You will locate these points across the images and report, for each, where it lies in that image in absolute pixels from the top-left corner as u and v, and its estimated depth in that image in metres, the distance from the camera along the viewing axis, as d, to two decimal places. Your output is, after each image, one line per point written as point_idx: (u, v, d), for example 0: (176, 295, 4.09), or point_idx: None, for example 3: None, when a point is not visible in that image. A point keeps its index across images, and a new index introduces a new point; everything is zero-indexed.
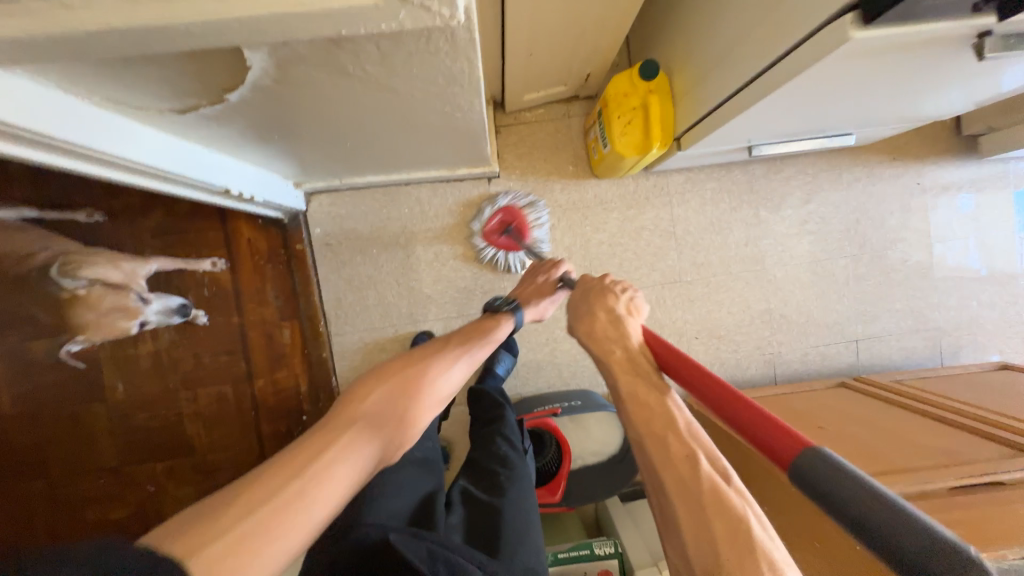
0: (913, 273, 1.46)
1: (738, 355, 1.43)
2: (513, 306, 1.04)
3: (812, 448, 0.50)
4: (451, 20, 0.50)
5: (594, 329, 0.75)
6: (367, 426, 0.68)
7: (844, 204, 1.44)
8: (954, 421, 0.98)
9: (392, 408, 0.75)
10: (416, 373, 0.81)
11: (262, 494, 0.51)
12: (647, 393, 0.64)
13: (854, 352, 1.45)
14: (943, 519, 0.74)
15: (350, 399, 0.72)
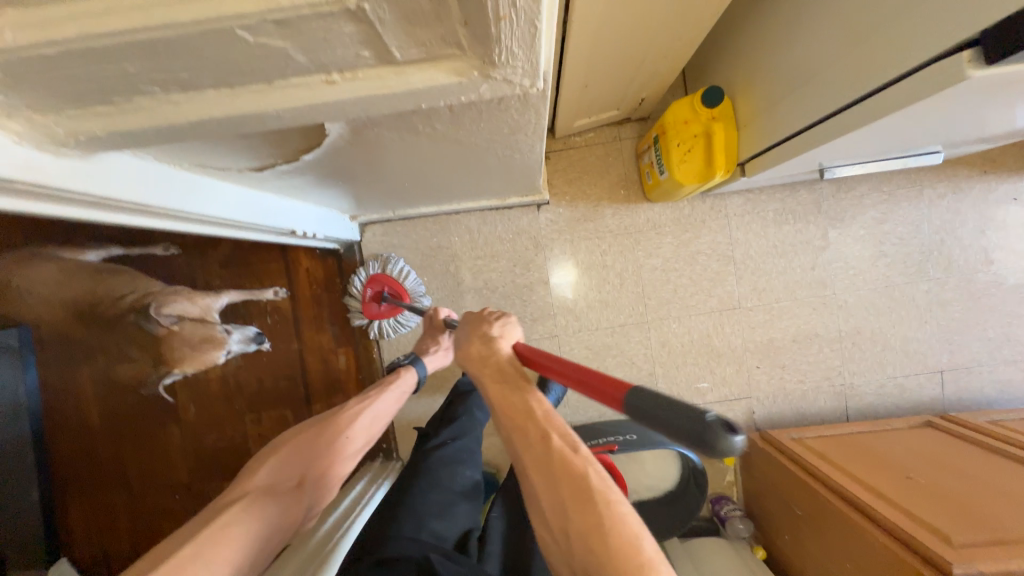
0: (1009, 298, 1.32)
1: (804, 386, 1.34)
2: (411, 358, 1.09)
3: (632, 394, 0.51)
4: (530, 89, 0.49)
5: (485, 340, 0.65)
6: (261, 498, 0.75)
7: (925, 223, 1.32)
8: None
9: (300, 475, 0.83)
10: (314, 441, 0.87)
11: (168, 553, 0.62)
12: (516, 403, 0.57)
13: (939, 383, 1.33)
14: None
15: (246, 472, 0.80)
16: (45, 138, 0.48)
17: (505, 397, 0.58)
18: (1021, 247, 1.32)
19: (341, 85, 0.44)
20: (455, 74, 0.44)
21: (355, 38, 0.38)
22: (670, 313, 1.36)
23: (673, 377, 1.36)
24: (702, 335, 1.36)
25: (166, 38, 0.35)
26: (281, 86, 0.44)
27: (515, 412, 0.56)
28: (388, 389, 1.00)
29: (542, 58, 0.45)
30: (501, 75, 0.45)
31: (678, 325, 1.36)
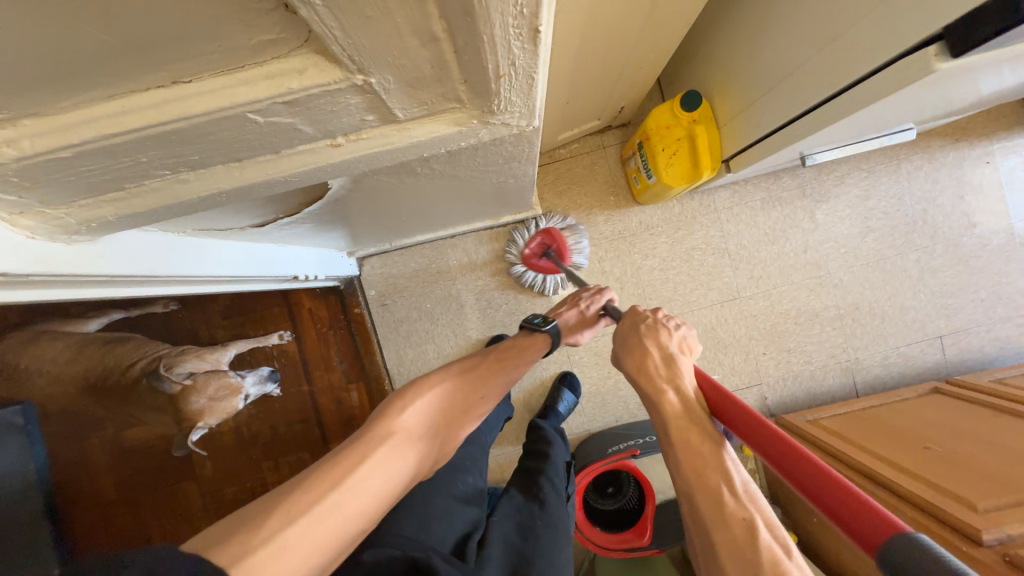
0: (996, 258, 1.36)
1: (812, 366, 1.37)
2: (550, 325, 0.99)
3: (903, 531, 0.39)
4: (526, 127, 0.51)
5: (670, 363, 0.64)
6: (401, 445, 0.66)
7: (907, 195, 1.36)
8: None
9: (430, 427, 0.75)
10: (448, 398, 0.81)
11: (312, 500, 0.50)
12: (703, 451, 0.54)
13: (940, 348, 1.36)
14: None
15: (388, 410, 0.71)
16: (56, 228, 0.48)
17: (684, 434, 0.56)
18: (1000, 208, 1.36)
19: (344, 147, 0.46)
20: (454, 124, 0.46)
21: (360, 107, 0.40)
22: (674, 311, 1.38)
23: None
24: (707, 328, 1.38)
25: (179, 129, 0.37)
26: (287, 154, 0.45)
27: (698, 462, 0.53)
28: (528, 357, 0.95)
29: (537, 101, 0.47)
30: (498, 120, 0.47)
31: (683, 322, 1.38)
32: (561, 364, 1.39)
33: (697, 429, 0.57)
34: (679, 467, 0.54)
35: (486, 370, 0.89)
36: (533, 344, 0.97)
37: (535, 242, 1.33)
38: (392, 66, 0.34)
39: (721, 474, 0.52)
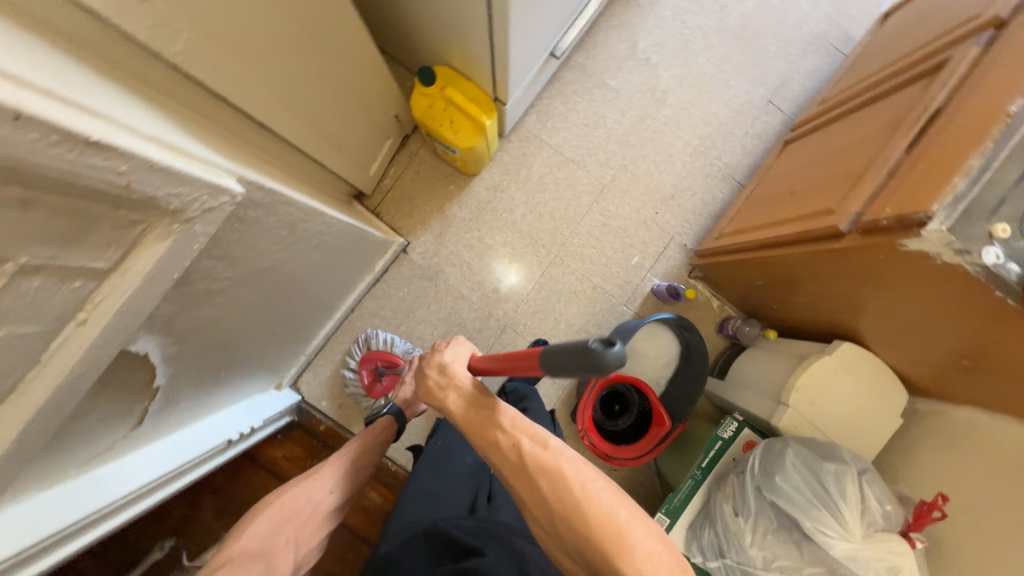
0: (760, 15, 1.49)
1: (697, 194, 1.46)
2: (388, 406, 1.03)
3: (546, 347, 0.56)
4: (234, 197, 0.56)
5: (433, 366, 0.69)
6: (248, 564, 0.67)
7: (662, 21, 1.48)
8: (880, 96, 0.98)
9: (309, 526, 0.77)
10: (325, 484, 0.82)
11: None
12: (491, 431, 0.61)
13: (775, 108, 1.47)
14: (918, 164, 0.69)
15: (240, 524, 0.72)
16: None
17: (473, 408, 0.63)
18: None
19: (91, 318, 0.49)
20: (163, 237, 0.50)
21: (53, 283, 0.43)
22: (565, 232, 1.45)
23: (610, 273, 1.44)
24: (601, 229, 1.45)
25: None
26: (48, 356, 0.48)
27: (487, 439, 0.61)
28: (376, 434, 0.96)
29: (206, 174, 0.51)
30: (194, 210, 0.51)
31: (579, 237, 1.45)
32: (515, 343, 1.43)
33: (472, 395, 0.64)
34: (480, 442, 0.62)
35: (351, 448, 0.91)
36: (377, 425, 0.99)
37: (364, 373, 1.37)
38: (28, 241, 0.38)
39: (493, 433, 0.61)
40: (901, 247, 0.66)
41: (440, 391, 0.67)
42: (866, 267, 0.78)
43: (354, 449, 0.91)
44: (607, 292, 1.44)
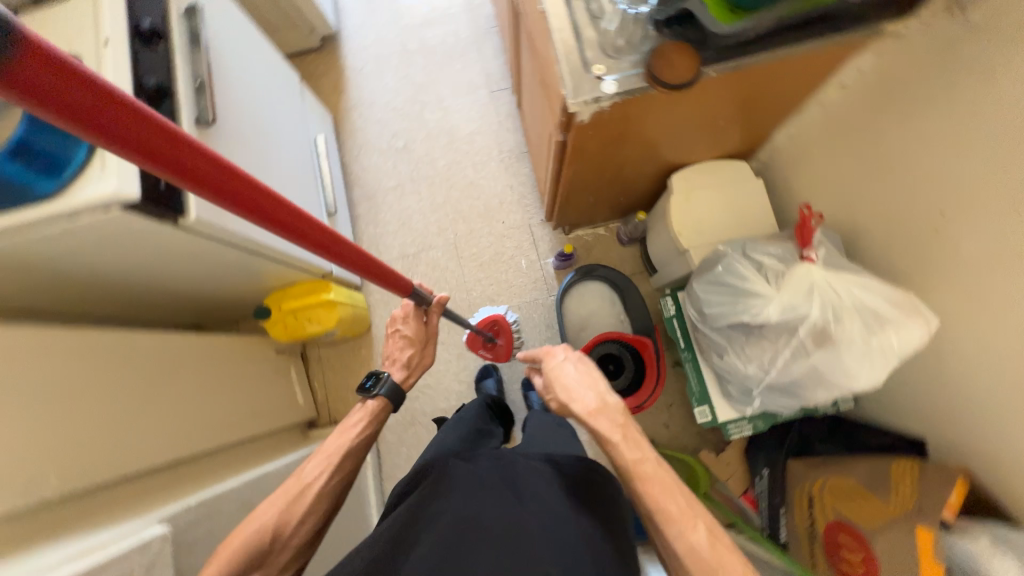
0: (430, 56, 1.77)
1: (512, 184, 1.65)
2: (379, 378, 0.90)
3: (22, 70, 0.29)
4: (164, 541, 0.64)
5: (550, 370, 0.76)
6: None
7: (380, 119, 1.73)
8: (518, 38, 1.19)
9: (286, 551, 0.71)
10: (296, 512, 0.72)
11: None
12: (577, 402, 0.70)
13: (499, 92, 1.73)
14: (547, 68, 0.84)
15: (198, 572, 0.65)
16: None
17: (587, 402, 0.70)
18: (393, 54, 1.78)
19: None
20: None
21: None
22: (462, 295, 1.58)
23: (516, 287, 1.56)
24: (482, 270, 1.59)
25: None
26: None
27: (615, 433, 0.67)
28: (354, 432, 0.83)
29: (127, 548, 0.60)
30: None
31: (475, 289, 1.57)
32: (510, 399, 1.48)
33: (598, 390, 0.71)
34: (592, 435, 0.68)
35: (342, 437, 0.81)
36: (372, 412, 0.86)
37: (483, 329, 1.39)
38: None
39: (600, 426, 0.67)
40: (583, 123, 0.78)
41: (560, 396, 0.72)
42: (597, 145, 0.92)
43: (338, 446, 0.80)
44: (529, 301, 1.55)
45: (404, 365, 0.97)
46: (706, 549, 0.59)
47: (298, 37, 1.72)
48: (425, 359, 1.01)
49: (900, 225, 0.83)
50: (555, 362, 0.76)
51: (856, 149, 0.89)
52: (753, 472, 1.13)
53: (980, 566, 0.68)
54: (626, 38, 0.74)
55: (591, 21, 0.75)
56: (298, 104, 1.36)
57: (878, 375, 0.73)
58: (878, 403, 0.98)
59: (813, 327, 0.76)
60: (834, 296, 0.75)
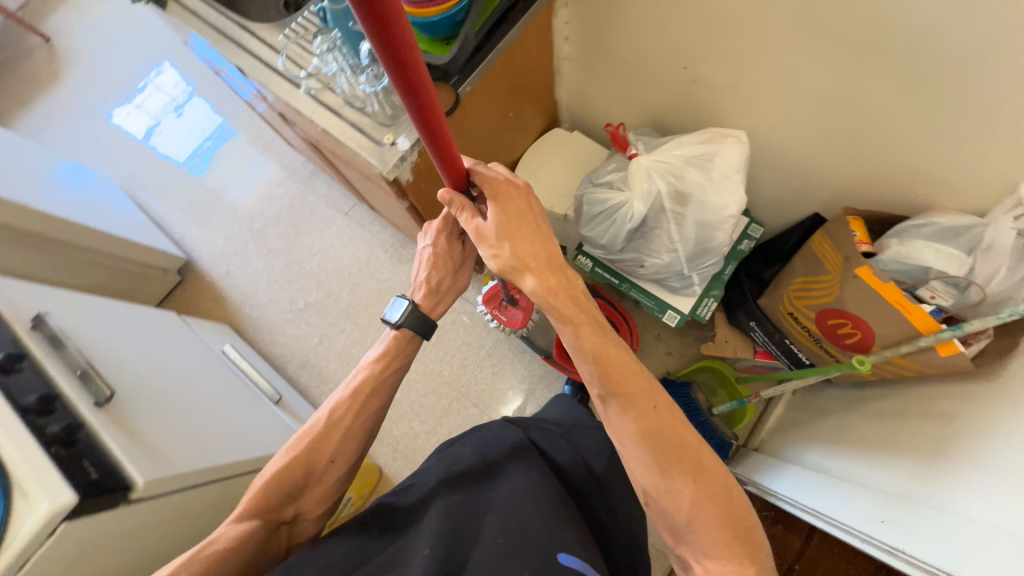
0: (279, 223, 1.88)
1: (413, 268, 1.73)
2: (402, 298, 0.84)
3: None
4: None
5: (489, 190, 0.72)
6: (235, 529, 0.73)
7: (271, 297, 1.77)
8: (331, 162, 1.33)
9: (320, 488, 0.79)
10: (322, 453, 0.78)
11: None
12: (537, 273, 0.70)
13: (353, 210, 1.85)
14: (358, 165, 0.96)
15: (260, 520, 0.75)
16: None
17: (536, 252, 0.70)
18: (248, 242, 1.87)
19: None
20: None
21: None
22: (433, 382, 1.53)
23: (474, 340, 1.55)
24: (437, 349, 1.57)
25: None
26: None
27: (557, 290, 0.70)
28: (372, 374, 0.82)
29: None
30: None
31: (443, 369, 1.55)
32: None
33: (541, 241, 0.72)
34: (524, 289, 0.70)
35: (359, 390, 0.81)
36: (391, 347, 0.83)
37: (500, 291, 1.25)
38: None
39: (532, 279, 0.69)
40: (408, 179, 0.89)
41: (492, 236, 0.70)
42: (437, 190, 1.03)
43: (359, 389, 0.81)
44: (494, 343, 1.56)
45: (431, 291, 0.85)
46: (665, 431, 0.67)
47: (156, 284, 1.75)
48: (458, 283, 0.88)
49: (673, 90, 1.01)
50: (495, 191, 0.72)
51: (609, 67, 1.08)
52: (747, 333, 1.21)
53: (907, 262, 0.79)
54: (394, 106, 0.85)
55: (365, 114, 0.87)
56: (184, 330, 1.41)
57: (737, 193, 0.85)
58: (774, 213, 1.12)
59: (670, 195, 0.86)
60: (665, 165, 0.87)
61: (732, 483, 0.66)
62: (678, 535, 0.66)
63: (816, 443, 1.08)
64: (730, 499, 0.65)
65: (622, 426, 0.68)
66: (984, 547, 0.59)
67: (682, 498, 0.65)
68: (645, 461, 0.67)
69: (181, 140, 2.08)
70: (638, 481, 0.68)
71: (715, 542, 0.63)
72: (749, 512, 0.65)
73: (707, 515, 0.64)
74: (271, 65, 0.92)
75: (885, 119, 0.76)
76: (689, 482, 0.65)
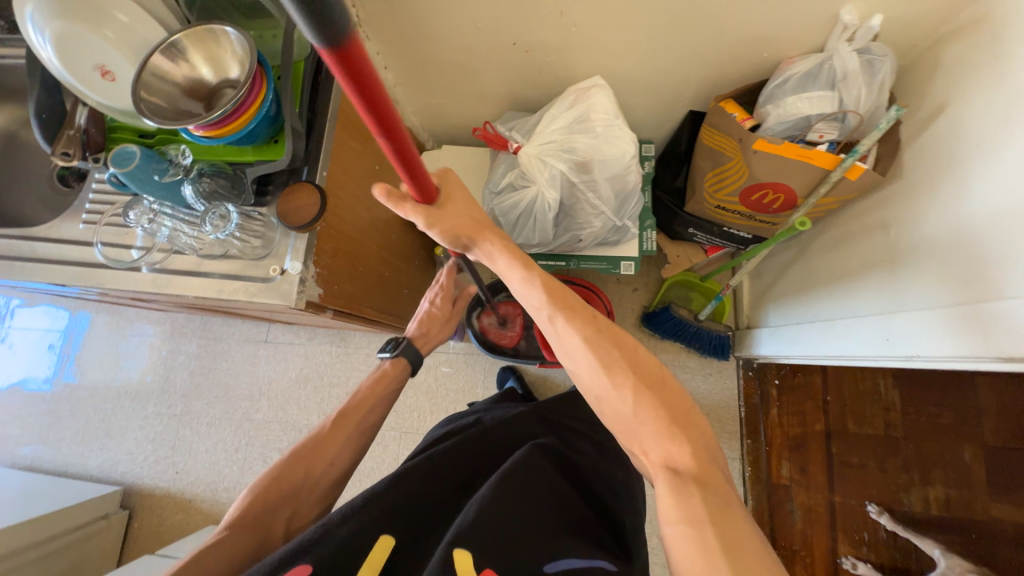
0: (200, 395, 1.64)
1: (365, 355, 1.60)
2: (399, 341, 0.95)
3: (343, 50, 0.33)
4: None
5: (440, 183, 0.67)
6: (243, 523, 0.65)
7: (240, 469, 1.56)
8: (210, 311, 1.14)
9: (313, 494, 0.72)
10: (324, 454, 0.74)
11: None
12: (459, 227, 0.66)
13: (271, 333, 1.66)
14: (249, 308, 0.83)
15: (264, 515, 0.67)
16: None
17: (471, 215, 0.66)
18: (179, 430, 1.62)
19: None
20: None
21: None
22: None
23: (464, 384, 1.50)
24: (438, 413, 1.48)
25: None
26: None
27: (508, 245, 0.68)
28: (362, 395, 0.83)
29: None
30: None
31: None
32: None
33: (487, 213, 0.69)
34: (484, 251, 0.68)
35: (361, 402, 0.82)
36: (389, 371, 0.89)
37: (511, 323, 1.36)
38: None
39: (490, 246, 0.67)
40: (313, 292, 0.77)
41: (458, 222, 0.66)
42: (351, 281, 0.93)
43: (363, 401, 0.83)
44: (485, 375, 1.50)
45: (422, 336, 1.00)
46: (605, 334, 0.63)
47: (104, 537, 1.47)
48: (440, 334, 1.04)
49: (515, 71, 0.98)
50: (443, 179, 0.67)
51: (443, 76, 1.02)
52: (691, 241, 1.25)
53: (790, 118, 0.84)
54: (258, 233, 0.74)
55: (232, 258, 0.74)
56: None
57: (626, 135, 0.85)
58: (657, 128, 1.15)
59: (573, 170, 0.84)
60: (552, 145, 0.84)
61: (670, 377, 0.62)
62: (631, 437, 0.60)
63: (790, 297, 1.16)
64: (668, 389, 0.60)
65: (566, 338, 0.64)
66: (997, 317, 0.64)
67: (624, 395, 0.60)
68: (590, 366, 0.62)
69: (32, 370, 1.73)
70: (589, 388, 0.64)
71: (660, 431, 0.57)
72: (691, 402, 0.61)
73: (651, 405, 0.59)
74: (90, 262, 0.75)
75: (710, 11, 0.79)
76: (629, 377, 0.60)
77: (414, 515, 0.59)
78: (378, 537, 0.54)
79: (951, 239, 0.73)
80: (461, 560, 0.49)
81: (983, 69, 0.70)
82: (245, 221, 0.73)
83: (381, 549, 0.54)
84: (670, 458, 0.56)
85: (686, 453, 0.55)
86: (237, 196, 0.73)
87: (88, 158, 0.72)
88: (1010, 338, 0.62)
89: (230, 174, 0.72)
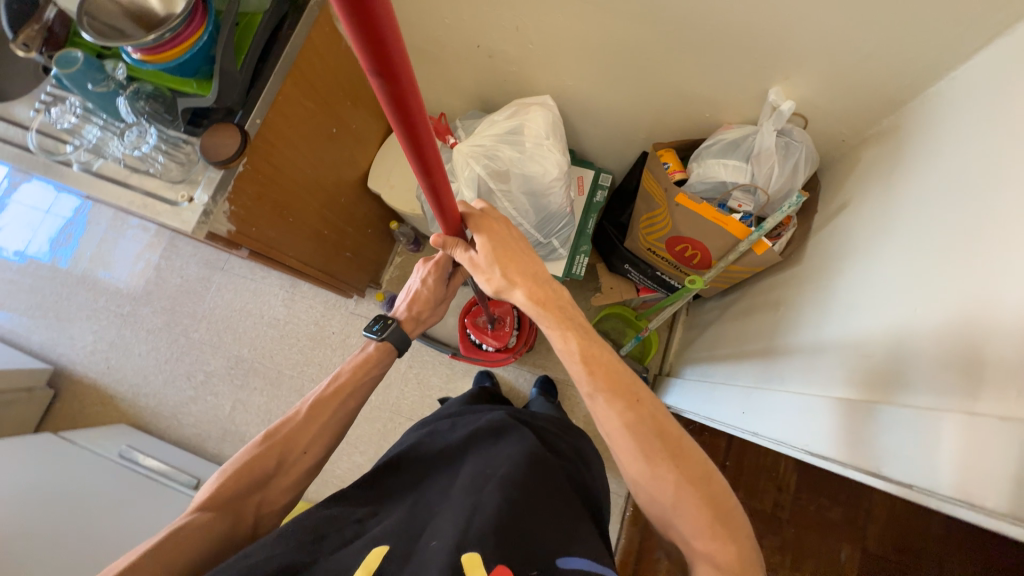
0: (149, 302, 1.71)
1: (307, 305, 1.65)
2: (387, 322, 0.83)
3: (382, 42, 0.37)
4: None
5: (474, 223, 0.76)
6: (230, 497, 0.66)
7: (165, 379, 1.63)
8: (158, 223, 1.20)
9: (290, 475, 0.71)
10: (307, 436, 0.73)
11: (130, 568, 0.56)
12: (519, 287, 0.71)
13: (228, 262, 1.72)
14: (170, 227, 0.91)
15: (255, 487, 0.68)
16: None
17: (524, 269, 0.72)
18: (121, 329, 1.70)
19: None
20: None
21: None
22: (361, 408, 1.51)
23: None
24: None
25: None
26: None
27: (546, 302, 0.71)
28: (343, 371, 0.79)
29: None
30: None
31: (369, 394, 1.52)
32: None
33: (529, 262, 0.73)
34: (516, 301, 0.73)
35: (339, 386, 0.78)
36: (374, 355, 0.81)
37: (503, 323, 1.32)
38: None
39: (522, 294, 0.71)
40: (218, 228, 0.83)
41: (483, 262, 0.73)
42: (274, 228, 0.98)
43: (340, 388, 0.77)
44: (412, 353, 1.54)
45: (413, 317, 0.87)
46: (647, 420, 0.64)
47: (25, 407, 1.56)
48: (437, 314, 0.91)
49: (480, 70, 1.01)
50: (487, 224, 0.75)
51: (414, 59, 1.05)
52: (625, 276, 1.27)
53: (710, 180, 0.87)
54: (182, 161, 0.79)
55: (151, 176, 0.79)
56: (66, 453, 1.30)
57: (554, 157, 0.88)
58: (617, 160, 1.17)
59: (490, 175, 0.87)
60: (480, 148, 0.87)
61: (715, 471, 0.63)
62: (666, 523, 0.63)
63: (703, 355, 1.18)
64: (710, 484, 0.61)
65: (602, 412, 0.65)
66: (884, 424, 0.53)
67: (666, 484, 0.61)
68: (630, 446, 0.63)
69: (6, 239, 1.82)
70: (624, 470, 0.65)
71: (704, 527, 0.59)
72: (731, 496, 0.62)
73: (693, 499, 0.60)
74: (27, 147, 0.81)
75: (655, 58, 0.81)
76: (671, 466, 0.61)
77: (414, 523, 0.61)
78: (375, 545, 0.57)
79: (879, 349, 0.62)
80: (471, 564, 0.51)
81: (887, 176, 0.72)
82: (172, 148, 0.79)
83: (376, 554, 0.56)
84: (712, 555, 0.58)
85: (730, 554, 0.57)
86: (171, 122, 0.79)
87: (45, 53, 0.77)
88: (874, 453, 0.52)
89: (167, 99, 0.78)
